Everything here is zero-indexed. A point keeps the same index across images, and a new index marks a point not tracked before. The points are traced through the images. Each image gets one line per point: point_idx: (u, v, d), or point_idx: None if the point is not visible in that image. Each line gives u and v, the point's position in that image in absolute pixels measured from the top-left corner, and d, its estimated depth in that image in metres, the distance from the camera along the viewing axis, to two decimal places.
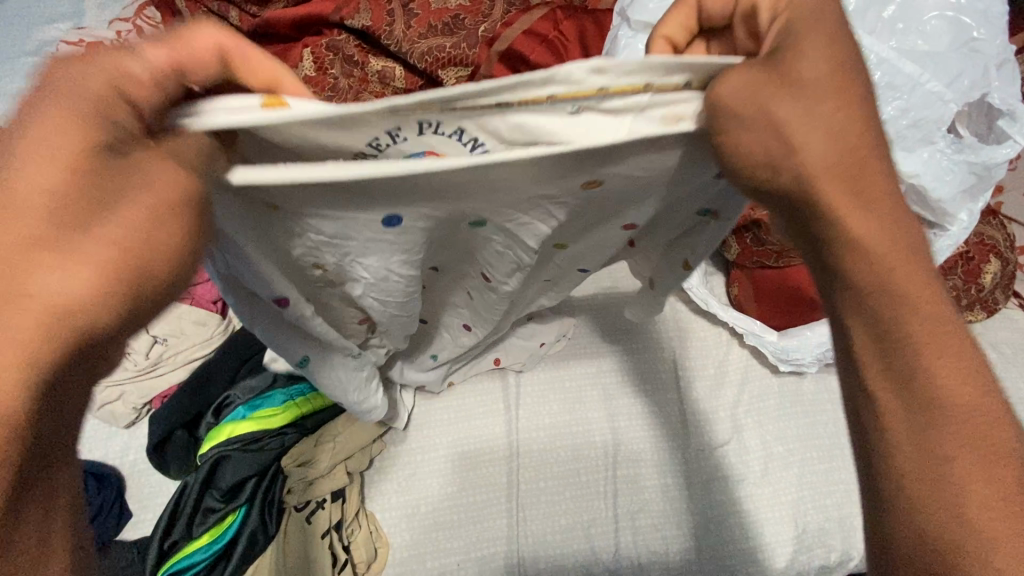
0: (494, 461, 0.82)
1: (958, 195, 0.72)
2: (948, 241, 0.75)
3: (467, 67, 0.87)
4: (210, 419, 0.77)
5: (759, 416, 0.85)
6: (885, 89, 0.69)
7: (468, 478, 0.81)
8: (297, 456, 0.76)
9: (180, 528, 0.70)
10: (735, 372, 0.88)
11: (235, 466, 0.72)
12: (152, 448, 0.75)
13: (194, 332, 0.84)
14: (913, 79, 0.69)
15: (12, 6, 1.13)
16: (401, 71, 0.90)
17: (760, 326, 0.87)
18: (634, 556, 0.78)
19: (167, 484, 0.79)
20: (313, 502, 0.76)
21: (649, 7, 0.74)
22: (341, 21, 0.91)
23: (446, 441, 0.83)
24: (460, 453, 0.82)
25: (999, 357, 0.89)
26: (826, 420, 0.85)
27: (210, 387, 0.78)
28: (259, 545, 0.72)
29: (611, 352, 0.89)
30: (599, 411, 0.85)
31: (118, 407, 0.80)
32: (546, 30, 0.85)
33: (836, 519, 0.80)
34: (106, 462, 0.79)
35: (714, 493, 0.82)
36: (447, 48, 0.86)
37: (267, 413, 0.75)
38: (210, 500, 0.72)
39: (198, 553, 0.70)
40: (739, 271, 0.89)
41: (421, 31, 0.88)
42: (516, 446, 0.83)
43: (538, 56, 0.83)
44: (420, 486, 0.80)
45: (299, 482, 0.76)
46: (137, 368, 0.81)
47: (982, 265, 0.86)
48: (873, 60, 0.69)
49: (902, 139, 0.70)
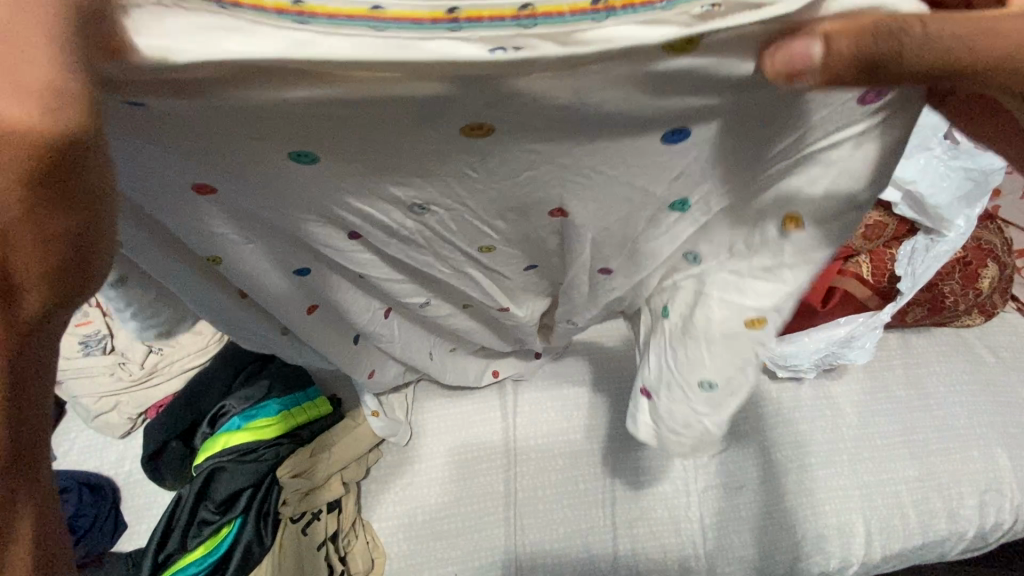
0: (491, 468, 0.82)
1: (953, 201, 0.73)
2: (947, 246, 0.74)
3: None
4: (205, 429, 0.77)
5: (756, 422, 0.85)
6: None
7: (465, 486, 0.80)
8: (294, 467, 0.75)
9: (174, 541, 0.70)
10: None
11: (230, 478, 0.73)
12: (147, 459, 0.75)
13: (188, 342, 0.83)
14: None
15: None
16: None
17: None
18: (633, 563, 0.78)
19: (161, 495, 0.78)
20: (309, 512, 0.75)
21: None
22: None
23: (443, 446, 0.83)
24: (449, 452, 0.82)
25: (997, 361, 0.89)
26: (823, 426, 0.85)
27: (205, 399, 0.78)
28: (255, 557, 0.72)
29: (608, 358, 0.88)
30: (597, 416, 0.85)
31: (112, 417, 0.80)
32: None
33: (836, 526, 0.80)
34: (100, 473, 0.79)
35: (712, 500, 0.81)
36: None
37: (261, 423, 0.76)
38: (205, 512, 0.72)
39: (193, 566, 0.70)
40: None
41: None
42: (513, 451, 0.83)
43: None
44: (402, 485, 0.80)
45: (294, 493, 0.74)
46: (131, 378, 0.81)
47: (979, 270, 0.85)
48: None
49: None
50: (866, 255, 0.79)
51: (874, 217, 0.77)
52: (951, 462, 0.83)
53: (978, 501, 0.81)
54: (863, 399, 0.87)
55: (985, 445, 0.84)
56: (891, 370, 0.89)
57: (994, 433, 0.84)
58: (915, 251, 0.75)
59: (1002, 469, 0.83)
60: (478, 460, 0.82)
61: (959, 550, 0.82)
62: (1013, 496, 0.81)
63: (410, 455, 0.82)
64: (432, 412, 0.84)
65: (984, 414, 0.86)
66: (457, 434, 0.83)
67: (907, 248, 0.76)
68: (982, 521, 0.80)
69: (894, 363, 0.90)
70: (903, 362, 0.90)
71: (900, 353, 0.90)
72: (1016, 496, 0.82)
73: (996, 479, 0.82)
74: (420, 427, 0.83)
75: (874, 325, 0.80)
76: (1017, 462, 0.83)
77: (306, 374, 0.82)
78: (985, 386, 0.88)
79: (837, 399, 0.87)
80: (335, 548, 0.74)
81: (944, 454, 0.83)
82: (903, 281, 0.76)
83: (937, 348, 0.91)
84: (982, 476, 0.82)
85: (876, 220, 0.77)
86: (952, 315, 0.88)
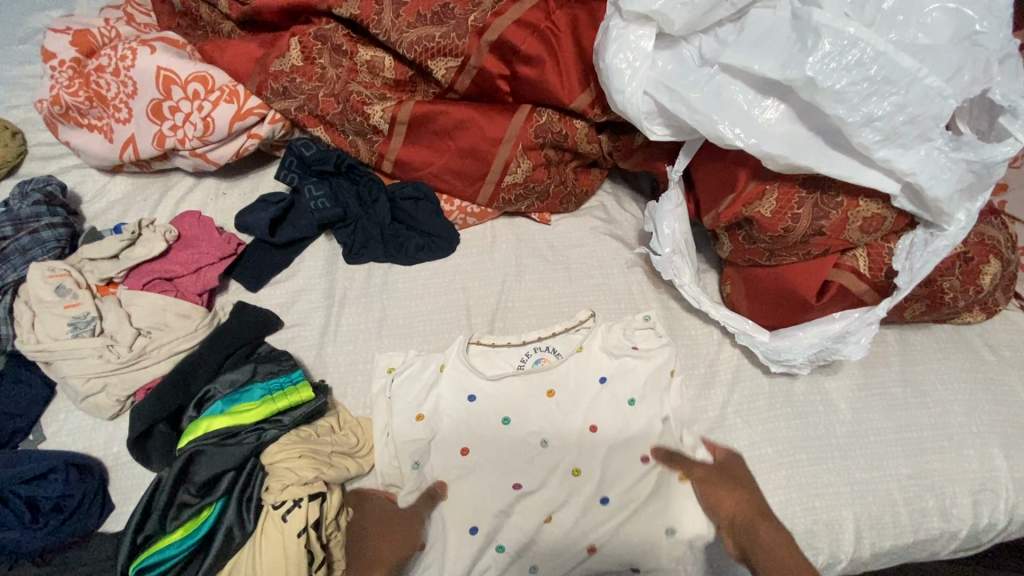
0: (516, 516, 0.79)
1: (955, 194, 0.69)
2: (945, 242, 0.72)
3: (456, 58, 0.89)
4: (192, 413, 0.78)
5: (747, 416, 0.84)
6: (882, 84, 0.65)
7: (461, 479, 0.80)
8: (278, 454, 0.76)
9: (153, 522, 0.71)
10: (726, 372, 0.88)
11: (210, 460, 0.74)
12: (132, 441, 0.75)
13: (178, 325, 0.83)
14: (911, 74, 0.65)
15: (5, 6, 1.16)
16: (390, 61, 0.93)
17: (750, 326, 0.85)
18: (617, 554, 0.77)
19: (149, 477, 0.79)
20: (290, 500, 0.73)
21: (942, 190, 0.68)
22: (329, 10, 0.92)
23: (459, 498, 0.79)
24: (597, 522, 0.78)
25: (997, 360, 0.88)
26: (816, 421, 0.84)
27: (193, 379, 0.79)
28: (235, 543, 0.72)
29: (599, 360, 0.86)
30: (619, 462, 0.81)
31: (101, 399, 0.79)
32: (537, 20, 0.86)
33: (825, 522, 0.79)
34: (89, 454, 0.79)
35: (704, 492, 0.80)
36: (436, 38, 0.88)
37: (245, 407, 0.78)
38: (184, 495, 0.73)
39: (172, 548, 0.70)
40: (730, 270, 0.87)
41: (410, 20, 0.89)
42: (527, 495, 0.79)
43: (528, 47, 0.86)
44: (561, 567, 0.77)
45: (278, 480, 0.74)
46: (120, 360, 0.80)
47: (981, 267, 0.82)
48: (871, 54, 0.65)
49: (899, 135, 0.67)
50: (863, 248, 0.77)
51: (871, 211, 0.73)
52: (946, 461, 0.82)
53: (970, 501, 0.80)
54: (857, 396, 0.86)
55: (980, 445, 0.83)
56: (887, 366, 0.88)
57: (990, 433, 0.83)
58: (913, 245, 0.74)
59: (997, 469, 0.82)
60: (634, 509, 0.79)
61: (951, 548, 0.82)
62: (1007, 496, 0.81)
63: (572, 535, 0.78)
64: (552, 485, 0.80)
65: (982, 414, 0.84)
66: (480, 431, 0.82)
67: (904, 242, 0.75)
68: (974, 521, 0.80)
69: (891, 359, 0.89)
70: (901, 358, 0.89)
71: (897, 349, 0.90)
72: (1011, 496, 0.81)
73: (991, 479, 0.81)
74: (547, 486, 0.80)
75: (870, 321, 0.78)
76: (1012, 462, 0.82)
77: (289, 360, 0.83)
78: (984, 385, 0.86)
79: (832, 395, 0.86)
80: (313, 540, 0.72)
81: (941, 453, 0.82)
82: (898, 276, 0.75)
83: (936, 344, 0.89)
84: (976, 477, 0.81)
85: (874, 214, 0.73)
86: (952, 311, 0.86)
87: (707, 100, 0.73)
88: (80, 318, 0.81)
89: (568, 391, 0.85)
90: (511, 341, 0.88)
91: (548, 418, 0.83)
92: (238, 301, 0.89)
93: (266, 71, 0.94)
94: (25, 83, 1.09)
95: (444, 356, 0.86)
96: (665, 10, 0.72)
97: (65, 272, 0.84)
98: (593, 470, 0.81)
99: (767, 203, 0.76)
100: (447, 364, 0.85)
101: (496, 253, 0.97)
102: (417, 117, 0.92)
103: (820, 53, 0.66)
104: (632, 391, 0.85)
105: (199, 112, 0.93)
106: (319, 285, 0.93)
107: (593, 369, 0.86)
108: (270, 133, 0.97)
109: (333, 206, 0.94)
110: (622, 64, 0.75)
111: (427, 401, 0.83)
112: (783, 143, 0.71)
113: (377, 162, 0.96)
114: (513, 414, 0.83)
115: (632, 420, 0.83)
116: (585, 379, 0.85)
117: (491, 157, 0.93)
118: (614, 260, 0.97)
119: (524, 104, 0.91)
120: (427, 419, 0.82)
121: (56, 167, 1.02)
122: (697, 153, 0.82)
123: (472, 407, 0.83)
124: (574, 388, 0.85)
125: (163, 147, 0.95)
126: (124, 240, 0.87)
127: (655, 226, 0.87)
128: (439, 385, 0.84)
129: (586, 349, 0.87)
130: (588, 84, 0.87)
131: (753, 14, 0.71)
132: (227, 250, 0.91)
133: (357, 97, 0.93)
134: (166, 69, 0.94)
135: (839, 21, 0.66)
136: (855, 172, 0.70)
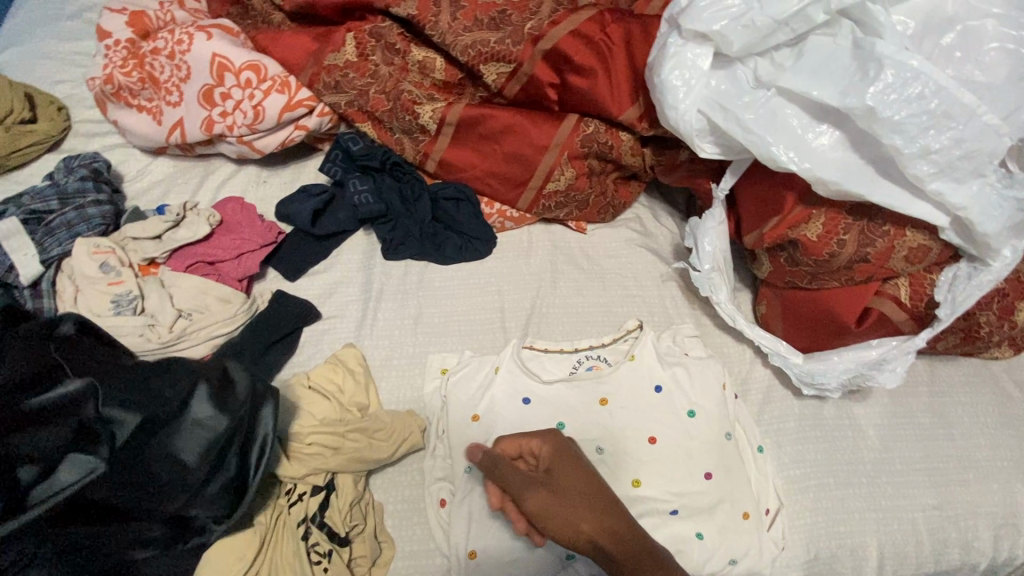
0: None
1: (1003, 230, 0.70)
2: (990, 276, 0.73)
3: (509, 64, 0.90)
4: None
5: (777, 437, 0.85)
6: (940, 118, 0.66)
7: None
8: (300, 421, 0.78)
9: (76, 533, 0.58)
10: (756, 390, 0.88)
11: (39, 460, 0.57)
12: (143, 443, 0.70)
13: (218, 310, 0.84)
14: (970, 110, 0.66)
15: None
16: (441, 62, 0.95)
17: (784, 347, 0.85)
18: None
19: None
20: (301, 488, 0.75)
21: (993, 224, 0.69)
22: (386, 8, 0.93)
23: None
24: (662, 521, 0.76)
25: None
26: (844, 446, 0.84)
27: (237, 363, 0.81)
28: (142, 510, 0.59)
29: (647, 371, 0.84)
30: (680, 470, 0.78)
31: None
32: (592, 31, 0.88)
33: (849, 547, 0.79)
34: None
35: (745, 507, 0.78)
36: (491, 43, 0.89)
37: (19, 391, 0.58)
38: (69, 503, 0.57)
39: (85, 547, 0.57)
40: (768, 289, 0.87)
41: (466, 24, 0.90)
42: None
43: (582, 58, 0.87)
44: None
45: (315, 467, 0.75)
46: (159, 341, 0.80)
47: (1016, 303, 0.83)
48: (932, 88, 0.66)
49: (953, 169, 0.68)
50: (905, 278, 0.78)
51: (917, 242, 0.74)
52: (970, 493, 0.82)
53: (992, 535, 0.81)
54: (886, 423, 0.86)
55: (1004, 479, 0.83)
56: (916, 397, 0.88)
57: (1014, 469, 0.84)
58: (957, 278, 0.75)
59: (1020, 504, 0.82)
60: (700, 506, 0.77)
61: None
62: None
63: None
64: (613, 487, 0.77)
65: (1007, 448, 0.85)
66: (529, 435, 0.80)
67: (947, 275, 0.76)
68: (994, 554, 0.81)
69: (919, 389, 0.89)
70: (929, 389, 0.89)
71: (926, 380, 0.90)
72: None
73: (1014, 514, 0.82)
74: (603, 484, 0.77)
75: (908, 350, 0.78)
76: None
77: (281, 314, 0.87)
78: (1011, 421, 0.87)
79: (860, 421, 0.86)
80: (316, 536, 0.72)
81: (966, 484, 0.83)
82: (940, 307, 0.75)
83: (964, 377, 0.90)
84: (1000, 510, 0.82)
85: (920, 245, 0.74)
86: (984, 345, 0.87)
87: (761, 121, 0.73)
88: (122, 296, 0.82)
89: (622, 395, 0.83)
90: (563, 347, 0.89)
91: (600, 426, 0.81)
92: (277, 290, 0.90)
93: (319, 63, 0.95)
94: (72, 59, 1.10)
95: (499, 359, 0.86)
96: (726, 31, 0.73)
97: (109, 249, 0.85)
98: (652, 477, 0.78)
99: (814, 226, 0.76)
100: (501, 366, 0.85)
101: (532, 259, 0.98)
102: (465, 119, 0.93)
103: (880, 84, 0.67)
104: (691, 401, 0.83)
105: (250, 100, 0.94)
106: (356, 278, 0.93)
107: (646, 378, 0.84)
108: (317, 126, 0.98)
109: (375, 202, 0.95)
110: (678, 82, 0.76)
111: (483, 402, 0.82)
112: (835, 170, 0.72)
113: (422, 161, 0.97)
114: (566, 417, 0.81)
115: (691, 428, 0.81)
116: (637, 387, 0.83)
117: (537, 163, 0.93)
118: (649, 273, 0.97)
119: (572, 113, 0.92)
120: (482, 421, 0.82)
121: (100, 144, 1.02)
122: (743, 174, 0.83)
123: (524, 407, 0.82)
124: (629, 396, 0.83)
125: (210, 132, 0.95)
126: (168, 221, 0.88)
127: (696, 241, 0.88)
128: (494, 384, 0.83)
129: (639, 359, 0.85)
130: (638, 98, 0.88)
131: (813, 41, 0.72)
132: (268, 237, 0.92)
133: (407, 97, 0.94)
134: (220, 56, 0.95)
135: (901, 54, 0.67)
136: (905, 203, 0.71)
